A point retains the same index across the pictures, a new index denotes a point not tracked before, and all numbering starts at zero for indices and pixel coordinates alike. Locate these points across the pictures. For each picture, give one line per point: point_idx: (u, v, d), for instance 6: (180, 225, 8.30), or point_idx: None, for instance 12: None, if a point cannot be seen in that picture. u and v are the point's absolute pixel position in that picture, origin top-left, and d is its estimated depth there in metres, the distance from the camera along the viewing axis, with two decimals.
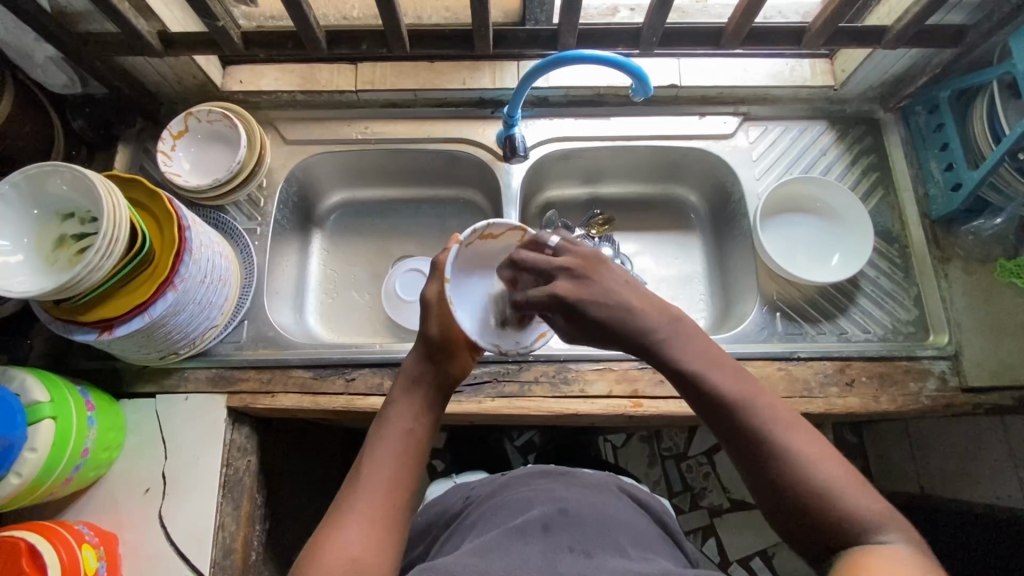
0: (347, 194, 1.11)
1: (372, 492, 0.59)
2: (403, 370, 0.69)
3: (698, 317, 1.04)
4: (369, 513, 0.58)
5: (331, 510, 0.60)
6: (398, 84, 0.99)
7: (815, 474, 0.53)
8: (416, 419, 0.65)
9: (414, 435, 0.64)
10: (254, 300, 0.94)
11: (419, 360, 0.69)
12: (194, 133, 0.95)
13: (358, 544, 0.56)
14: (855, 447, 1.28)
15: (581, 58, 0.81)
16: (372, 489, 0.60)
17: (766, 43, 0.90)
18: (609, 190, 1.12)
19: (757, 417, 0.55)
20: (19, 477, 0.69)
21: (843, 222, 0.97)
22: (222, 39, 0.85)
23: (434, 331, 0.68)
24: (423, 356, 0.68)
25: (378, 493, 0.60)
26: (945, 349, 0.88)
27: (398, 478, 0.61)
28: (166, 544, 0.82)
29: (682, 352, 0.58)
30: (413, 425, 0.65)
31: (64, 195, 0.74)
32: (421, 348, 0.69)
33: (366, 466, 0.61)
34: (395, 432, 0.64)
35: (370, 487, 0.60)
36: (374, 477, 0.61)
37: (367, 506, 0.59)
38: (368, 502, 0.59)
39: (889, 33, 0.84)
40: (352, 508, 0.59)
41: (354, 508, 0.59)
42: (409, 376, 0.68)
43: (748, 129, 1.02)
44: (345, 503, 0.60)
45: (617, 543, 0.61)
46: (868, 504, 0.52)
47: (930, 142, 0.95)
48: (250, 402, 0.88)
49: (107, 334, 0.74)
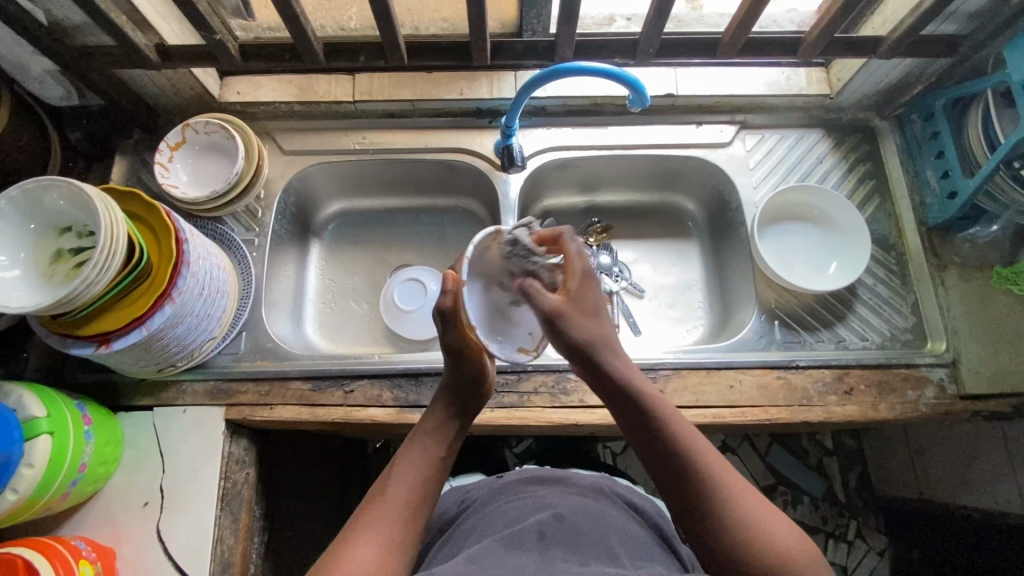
0: (345, 204, 1.11)
1: (399, 510, 0.61)
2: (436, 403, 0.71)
3: (697, 325, 1.05)
4: (390, 528, 0.59)
5: (348, 524, 0.60)
6: (396, 95, 0.99)
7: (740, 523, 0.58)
8: (446, 451, 0.68)
9: (442, 465, 0.67)
10: (252, 311, 0.94)
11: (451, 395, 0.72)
12: (192, 144, 0.95)
13: (377, 561, 0.56)
14: (853, 452, 1.29)
15: (578, 71, 0.81)
16: (397, 506, 0.61)
17: (764, 53, 0.90)
18: (607, 199, 1.12)
19: (698, 464, 0.61)
20: (16, 493, 0.69)
21: (840, 231, 0.98)
22: (219, 52, 0.85)
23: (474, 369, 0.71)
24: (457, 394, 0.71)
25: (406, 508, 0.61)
26: (944, 356, 0.88)
27: (422, 501, 0.63)
28: (164, 558, 0.82)
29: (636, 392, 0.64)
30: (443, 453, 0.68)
31: (62, 210, 0.73)
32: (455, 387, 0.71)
33: (394, 483, 0.63)
34: (427, 456, 0.66)
35: (393, 504, 0.61)
36: (403, 494, 0.62)
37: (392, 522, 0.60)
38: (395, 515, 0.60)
39: (884, 44, 0.85)
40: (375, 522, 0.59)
41: (373, 524, 0.59)
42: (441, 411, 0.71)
43: (745, 137, 1.02)
44: (363, 518, 0.60)
45: (610, 551, 0.61)
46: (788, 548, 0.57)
47: (926, 149, 0.95)
48: (249, 413, 0.87)
49: (105, 348, 0.74)
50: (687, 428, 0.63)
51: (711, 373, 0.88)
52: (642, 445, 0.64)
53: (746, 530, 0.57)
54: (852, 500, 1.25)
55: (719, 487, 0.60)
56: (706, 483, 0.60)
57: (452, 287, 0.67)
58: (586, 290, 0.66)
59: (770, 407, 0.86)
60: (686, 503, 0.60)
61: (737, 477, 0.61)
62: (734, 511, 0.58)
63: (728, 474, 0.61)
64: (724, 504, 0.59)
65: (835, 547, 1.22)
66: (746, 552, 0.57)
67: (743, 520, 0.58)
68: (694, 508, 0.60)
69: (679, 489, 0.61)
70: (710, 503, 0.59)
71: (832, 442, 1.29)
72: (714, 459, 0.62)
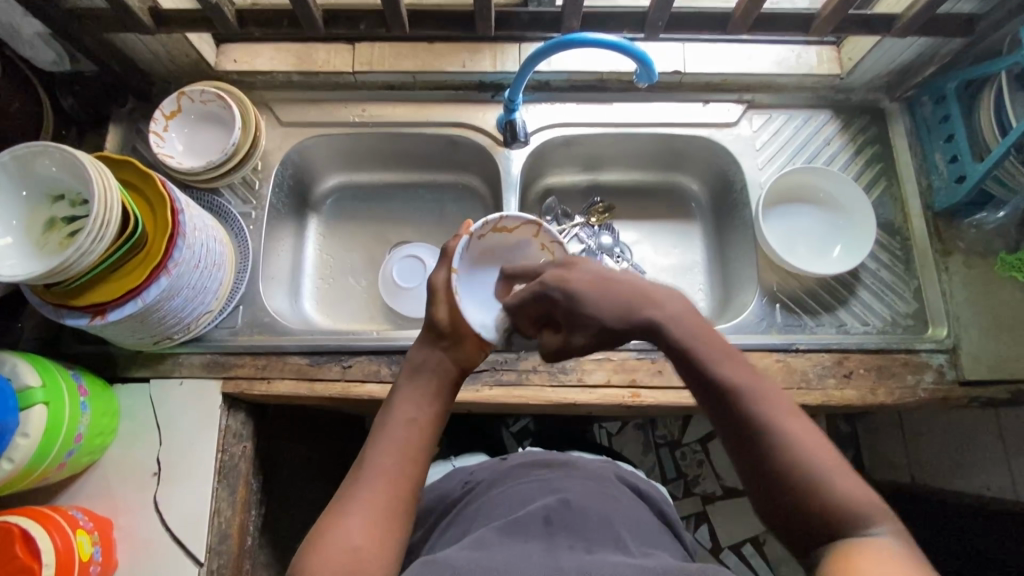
0: (344, 178, 1.10)
1: (379, 480, 0.59)
2: (409, 360, 0.69)
3: (697, 307, 1.04)
4: (370, 501, 0.57)
5: (336, 498, 0.59)
6: (397, 66, 0.97)
7: (813, 469, 0.51)
8: (421, 408, 0.65)
9: (419, 424, 0.63)
10: (249, 285, 0.93)
11: (424, 348, 0.69)
12: (188, 113, 0.93)
13: (360, 533, 0.55)
14: (848, 437, 1.29)
15: (584, 42, 0.79)
16: (377, 476, 0.59)
17: (774, 29, 0.88)
18: (610, 177, 1.11)
19: (752, 405, 0.53)
20: (11, 463, 0.68)
21: (844, 214, 0.97)
22: (216, 16, 0.82)
23: (443, 316, 0.69)
24: (427, 344, 0.69)
25: (383, 479, 0.59)
26: (944, 342, 0.88)
27: (400, 468, 0.60)
28: (162, 529, 0.82)
29: (678, 334, 0.57)
30: (417, 414, 0.64)
31: (54, 176, 0.72)
32: (426, 338, 0.69)
33: (368, 454, 0.61)
34: (395, 420, 0.63)
35: (372, 473, 0.59)
36: (377, 463, 0.60)
37: (370, 494, 0.58)
38: (371, 489, 0.58)
39: (898, 21, 0.83)
40: (356, 497, 0.58)
41: (356, 496, 0.58)
42: (412, 363, 0.68)
43: (752, 117, 1.00)
44: (349, 491, 0.59)
45: (618, 540, 0.60)
46: (863, 499, 0.50)
47: (936, 134, 0.94)
48: (246, 387, 0.87)
49: (100, 319, 0.73)
50: (745, 369, 0.55)
51: None
52: (690, 389, 0.57)
53: (802, 479, 0.51)
54: None
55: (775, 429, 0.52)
56: (766, 428, 0.52)
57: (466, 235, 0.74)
58: (577, 309, 0.60)
59: None
60: (740, 449, 0.54)
61: (801, 418, 0.54)
62: (795, 459, 0.51)
63: (788, 414, 0.53)
64: (783, 449, 0.52)
65: None
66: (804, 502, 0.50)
67: (798, 461, 0.51)
68: (749, 454, 0.53)
69: (736, 436, 0.54)
70: (766, 450, 0.52)
71: (825, 427, 1.30)
72: (773, 401, 0.54)
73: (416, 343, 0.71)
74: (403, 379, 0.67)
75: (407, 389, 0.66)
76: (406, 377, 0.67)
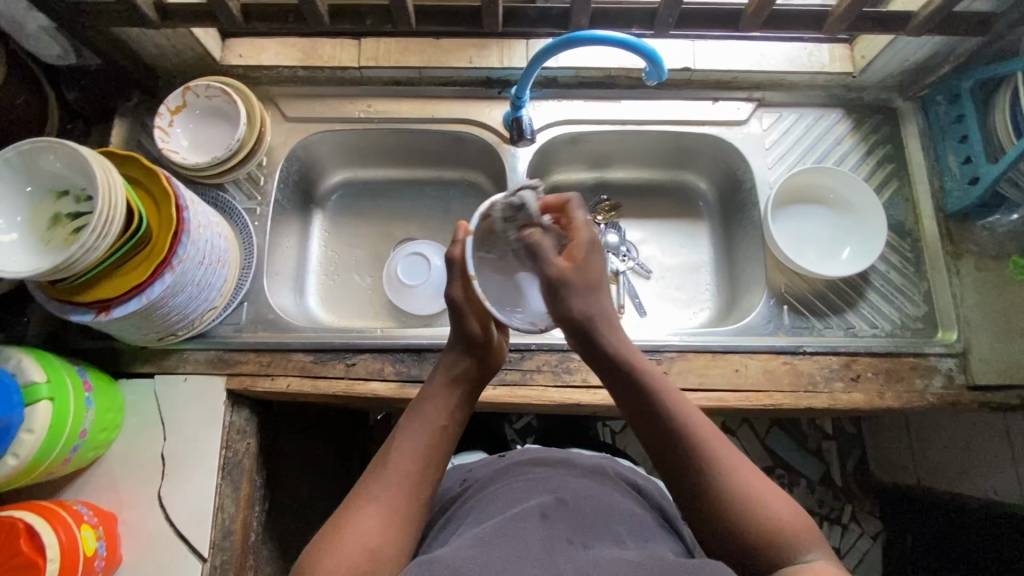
0: (349, 174, 1.09)
1: (400, 481, 0.59)
2: (442, 366, 0.69)
3: (703, 307, 1.04)
4: (388, 505, 0.57)
5: (353, 494, 0.59)
6: (403, 62, 0.96)
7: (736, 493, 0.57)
8: (452, 417, 0.65)
9: (447, 434, 0.64)
10: (254, 281, 0.93)
11: (458, 356, 0.69)
12: (193, 108, 0.92)
13: (376, 534, 0.55)
14: (853, 438, 1.28)
15: (593, 40, 0.78)
16: (401, 479, 0.59)
17: (787, 27, 0.87)
18: (617, 175, 1.10)
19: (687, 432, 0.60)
20: (16, 458, 0.69)
21: (855, 215, 0.95)
22: (221, 11, 0.81)
23: (476, 329, 0.69)
24: (464, 352, 0.69)
25: (405, 484, 0.59)
26: (954, 346, 0.87)
27: (424, 475, 0.61)
28: (166, 524, 0.83)
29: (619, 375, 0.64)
30: (448, 422, 0.65)
31: (59, 173, 0.72)
32: (461, 345, 0.69)
33: (394, 457, 0.61)
34: (426, 427, 0.63)
35: (394, 478, 0.59)
36: (403, 468, 0.60)
37: (389, 498, 0.58)
38: (391, 492, 0.58)
39: (913, 20, 0.82)
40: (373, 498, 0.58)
41: (375, 496, 0.58)
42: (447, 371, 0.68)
43: (762, 116, 0.99)
44: (368, 489, 0.59)
45: (614, 532, 0.61)
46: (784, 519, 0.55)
47: (949, 135, 0.92)
48: (250, 384, 0.87)
49: (105, 315, 0.73)
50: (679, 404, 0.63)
51: (717, 356, 0.87)
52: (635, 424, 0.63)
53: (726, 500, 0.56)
54: (849, 486, 1.26)
55: (719, 459, 0.58)
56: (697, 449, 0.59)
57: (462, 237, 0.70)
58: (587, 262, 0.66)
59: (775, 393, 0.85)
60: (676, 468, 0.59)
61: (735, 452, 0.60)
62: (730, 478, 0.57)
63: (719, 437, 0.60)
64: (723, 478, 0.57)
65: (828, 530, 1.22)
66: (742, 530, 0.55)
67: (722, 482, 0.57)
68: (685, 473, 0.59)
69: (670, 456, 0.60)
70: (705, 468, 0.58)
71: (831, 428, 1.29)
72: (709, 432, 0.60)
73: (446, 348, 0.70)
74: (437, 384, 0.67)
75: (437, 394, 0.66)
76: (440, 383, 0.67)
